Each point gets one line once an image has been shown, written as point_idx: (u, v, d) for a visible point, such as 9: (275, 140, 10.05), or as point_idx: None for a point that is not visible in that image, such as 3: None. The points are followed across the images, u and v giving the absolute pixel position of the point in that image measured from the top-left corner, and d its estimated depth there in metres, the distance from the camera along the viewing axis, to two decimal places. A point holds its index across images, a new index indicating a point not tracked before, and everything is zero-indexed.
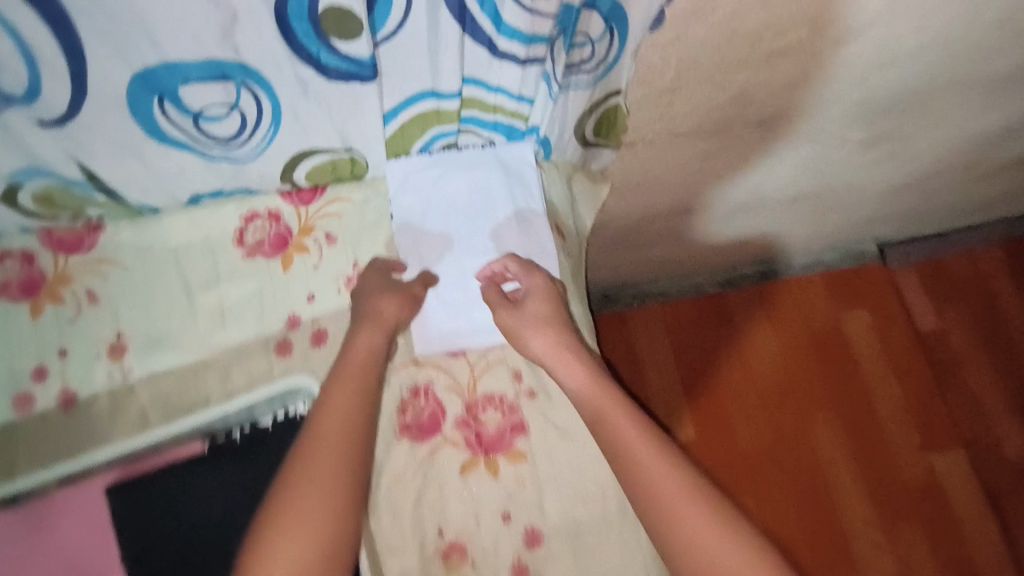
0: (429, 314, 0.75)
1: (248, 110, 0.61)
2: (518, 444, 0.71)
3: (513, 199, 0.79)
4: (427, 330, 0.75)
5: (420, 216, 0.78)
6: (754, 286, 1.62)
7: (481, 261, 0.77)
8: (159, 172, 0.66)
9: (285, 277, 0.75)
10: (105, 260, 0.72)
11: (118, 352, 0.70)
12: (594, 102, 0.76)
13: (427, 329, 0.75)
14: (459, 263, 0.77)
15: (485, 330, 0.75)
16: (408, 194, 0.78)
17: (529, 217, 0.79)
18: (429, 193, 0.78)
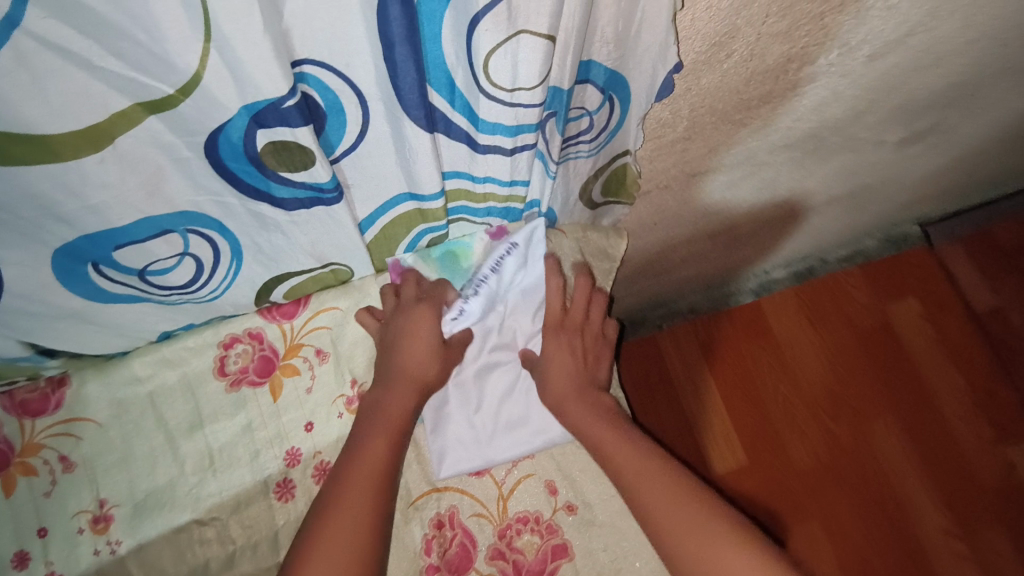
0: (447, 428, 0.65)
1: (202, 254, 0.54)
2: (565, 570, 0.61)
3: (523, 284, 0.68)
4: (446, 453, 0.64)
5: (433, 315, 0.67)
6: (788, 289, 1.51)
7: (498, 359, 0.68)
8: (115, 325, 0.58)
9: (275, 406, 0.66)
10: (76, 418, 0.64)
11: (101, 523, 0.61)
12: (598, 167, 0.66)
13: (445, 447, 0.64)
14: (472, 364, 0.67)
15: (512, 443, 0.65)
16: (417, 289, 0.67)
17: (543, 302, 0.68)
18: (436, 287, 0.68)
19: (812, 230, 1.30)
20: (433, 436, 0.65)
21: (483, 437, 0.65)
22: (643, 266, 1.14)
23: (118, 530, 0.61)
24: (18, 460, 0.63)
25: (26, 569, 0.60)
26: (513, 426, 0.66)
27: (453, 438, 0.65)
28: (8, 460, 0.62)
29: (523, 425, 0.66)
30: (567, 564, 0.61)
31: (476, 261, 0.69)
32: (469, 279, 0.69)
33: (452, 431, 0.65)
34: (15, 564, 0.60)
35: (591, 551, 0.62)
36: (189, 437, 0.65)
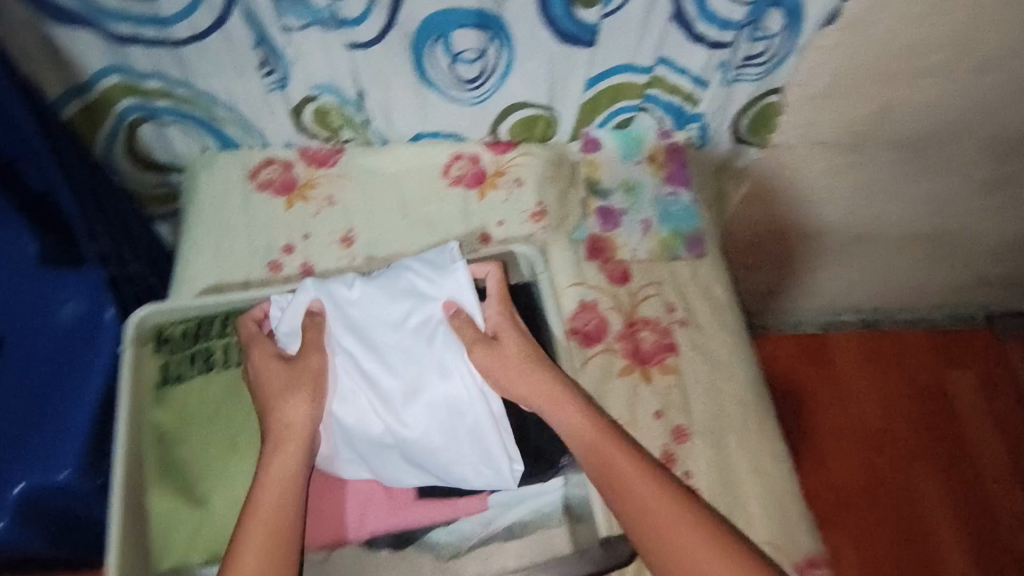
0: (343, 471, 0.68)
1: (489, 62, 0.79)
2: (669, 359, 0.79)
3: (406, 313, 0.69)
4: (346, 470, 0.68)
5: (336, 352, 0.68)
6: (854, 332, 1.66)
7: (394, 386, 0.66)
8: (406, 105, 0.85)
9: (480, 205, 0.89)
10: (342, 174, 0.89)
11: (348, 242, 0.85)
12: (754, 96, 0.89)
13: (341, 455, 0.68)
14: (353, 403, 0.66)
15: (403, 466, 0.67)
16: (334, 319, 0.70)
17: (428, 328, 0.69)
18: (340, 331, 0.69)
19: (888, 271, 1.47)
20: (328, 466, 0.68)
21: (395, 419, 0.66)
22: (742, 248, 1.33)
23: (357, 249, 0.85)
24: (300, 189, 0.88)
25: (292, 256, 0.84)
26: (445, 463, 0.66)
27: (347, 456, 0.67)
28: (293, 188, 0.89)
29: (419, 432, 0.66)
30: (672, 357, 0.80)
31: (647, 145, 0.93)
32: (638, 157, 0.92)
33: (608, 254, 0.87)
34: (284, 250, 0.84)
35: (693, 353, 0.80)
36: (416, 208, 0.88)
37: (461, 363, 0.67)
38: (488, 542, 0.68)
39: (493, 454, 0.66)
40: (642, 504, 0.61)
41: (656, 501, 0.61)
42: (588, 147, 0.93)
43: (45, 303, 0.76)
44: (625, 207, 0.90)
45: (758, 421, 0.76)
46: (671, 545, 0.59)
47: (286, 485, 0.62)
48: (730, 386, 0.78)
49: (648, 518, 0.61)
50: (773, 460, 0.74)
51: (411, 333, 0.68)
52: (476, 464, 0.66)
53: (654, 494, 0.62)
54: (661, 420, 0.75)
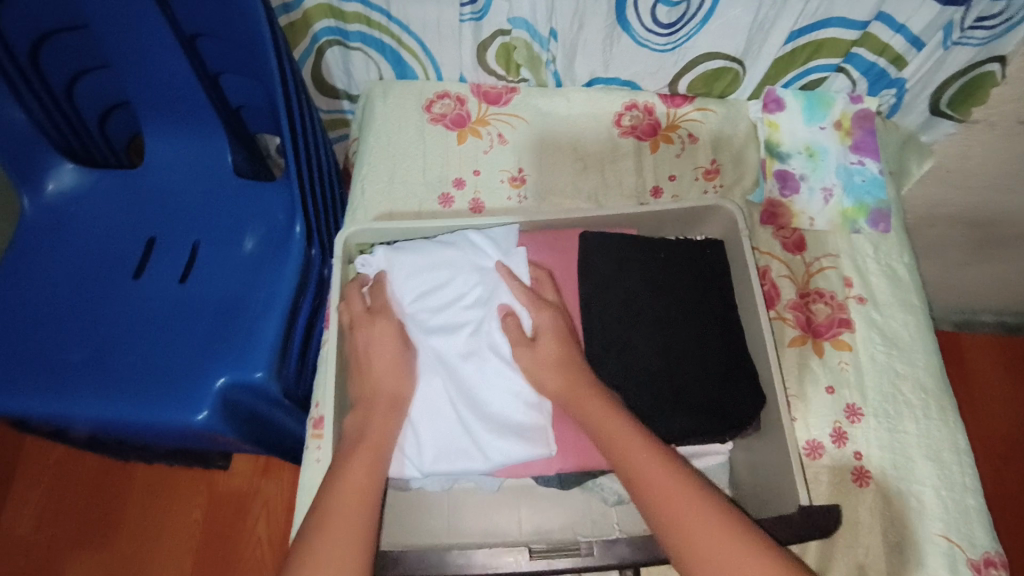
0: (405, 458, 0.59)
1: (694, 5, 0.75)
2: (844, 335, 0.76)
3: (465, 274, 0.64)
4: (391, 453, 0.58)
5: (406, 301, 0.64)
6: (991, 335, 1.55)
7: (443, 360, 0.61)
8: (593, 45, 0.82)
9: (652, 157, 0.87)
10: (514, 114, 0.89)
11: (518, 182, 0.85)
12: (971, 63, 0.81)
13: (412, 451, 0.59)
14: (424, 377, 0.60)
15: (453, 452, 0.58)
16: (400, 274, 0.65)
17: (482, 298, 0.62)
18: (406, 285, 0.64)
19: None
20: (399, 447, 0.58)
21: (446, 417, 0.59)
22: None
23: (527, 190, 0.85)
24: (472, 125, 0.88)
25: (463, 190, 0.85)
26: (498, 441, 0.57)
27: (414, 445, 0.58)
28: (466, 123, 0.89)
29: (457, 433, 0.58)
30: (848, 333, 0.77)
31: (835, 110, 0.88)
32: (824, 122, 0.87)
33: (784, 220, 0.83)
34: (455, 184, 0.85)
35: (869, 331, 0.76)
36: (588, 155, 0.88)
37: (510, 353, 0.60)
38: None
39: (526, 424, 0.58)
40: (634, 469, 0.51)
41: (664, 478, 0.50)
42: (769, 107, 0.88)
43: (246, 219, 0.81)
44: (805, 174, 0.85)
45: (937, 410, 0.72)
46: (660, 511, 0.49)
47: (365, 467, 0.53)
48: (909, 371, 0.74)
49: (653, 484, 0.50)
50: (953, 453, 0.70)
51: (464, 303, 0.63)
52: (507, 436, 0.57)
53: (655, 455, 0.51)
54: (833, 396, 0.73)
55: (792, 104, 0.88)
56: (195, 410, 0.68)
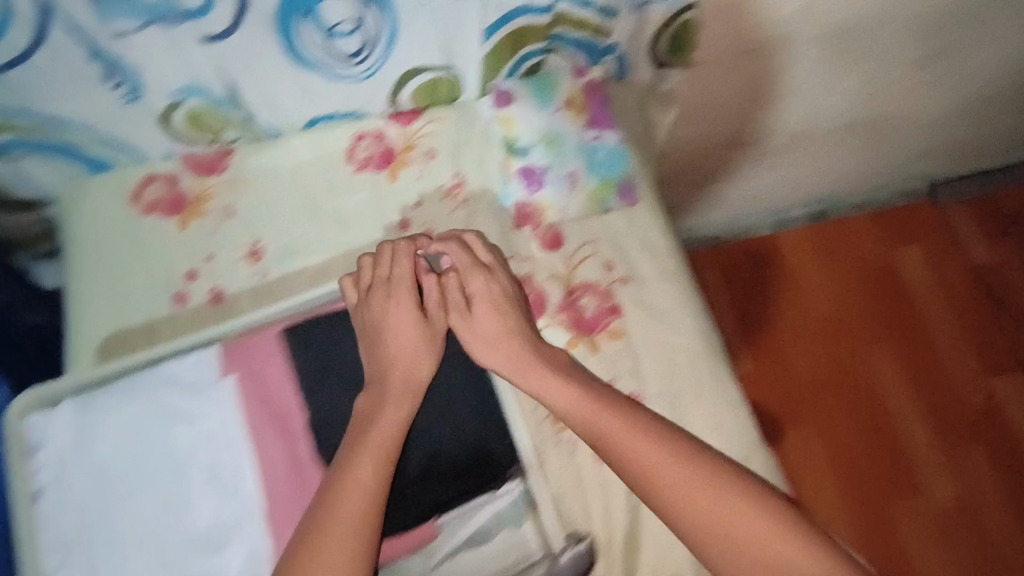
0: None
1: (370, 31, 0.69)
2: (615, 323, 0.76)
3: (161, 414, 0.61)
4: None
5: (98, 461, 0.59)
6: (803, 228, 1.66)
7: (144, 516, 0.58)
8: (288, 91, 0.75)
9: (392, 187, 0.82)
10: (236, 179, 0.81)
11: (256, 256, 0.78)
12: (669, 16, 0.81)
13: None
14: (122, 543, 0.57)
15: None
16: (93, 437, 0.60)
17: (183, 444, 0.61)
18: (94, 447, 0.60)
19: (828, 162, 1.44)
20: None
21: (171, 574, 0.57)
22: (680, 170, 1.29)
23: (268, 262, 0.78)
24: (192, 205, 0.79)
25: (197, 282, 0.76)
26: None
27: None
28: (184, 206, 0.79)
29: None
30: (618, 320, 0.76)
31: (562, 88, 0.84)
32: (554, 103, 0.84)
33: (537, 220, 0.82)
34: (188, 278, 0.76)
35: (637, 312, 0.76)
36: (325, 203, 0.81)
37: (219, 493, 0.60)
38: (454, 556, 0.62)
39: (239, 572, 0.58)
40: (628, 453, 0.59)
41: (660, 460, 0.58)
42: (499, 100, 0.83)
43: None
44: (548, 164, 0.82)
45: (712, 371, 0.74)
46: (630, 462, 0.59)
47: None
48: (680, 339, 0.76)
49: (681, 499, 0.57)
50: (730, 409, 0.72)
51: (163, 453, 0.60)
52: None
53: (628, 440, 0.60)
54: (614, 390, 0.73)
55: (520, 92, 0.83)
56: None
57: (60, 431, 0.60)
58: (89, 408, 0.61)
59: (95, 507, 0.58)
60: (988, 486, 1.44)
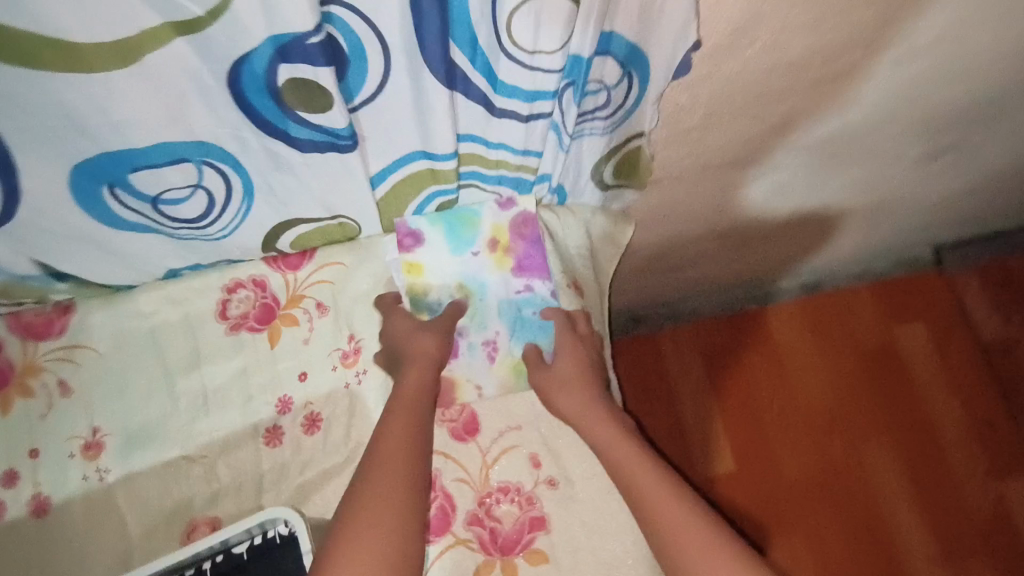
0: None
1: (215, 188, 0.54)
2: (538, 542, 0.61)
3: None
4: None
5: None
6: (792, 302, 1.51)
7: None
8: (126, 254, 0.59)
9: (272, 353, 0.67)
10: (77, 346, 0.66)
11: (93, 451, 0.63)
12: (612, 147, 0.66)
13: None
14: None
15: None
16: None
17: None
18: None
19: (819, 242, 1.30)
20: None
21: None
22: (648, 262, 1.13)
23: (108, 458, 0.63)
24: (19, 380, 0.64)
25: (16, 489, 0.61)
26: None
27: None
28: (9, 381, 0.64)
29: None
30: (542, 537, 0.61)
31: (483, 228, 0.70)
32: (473, 244, 0.69)
33: (450, 399, 0.67)
34: (4, 482, 0.61)
35: (565, 524, 0.62)
36: (185, 377, 0.66)
37: None
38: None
39: None
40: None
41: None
42: (407, 242, 0.69)
43: None
44: (463, 325, 0.68)
45: None
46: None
47: None
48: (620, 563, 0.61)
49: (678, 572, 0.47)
50: None
51: None
52: None
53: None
54: None
55: (432, 233, 0.69)
56: None
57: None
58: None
59: None
60: None
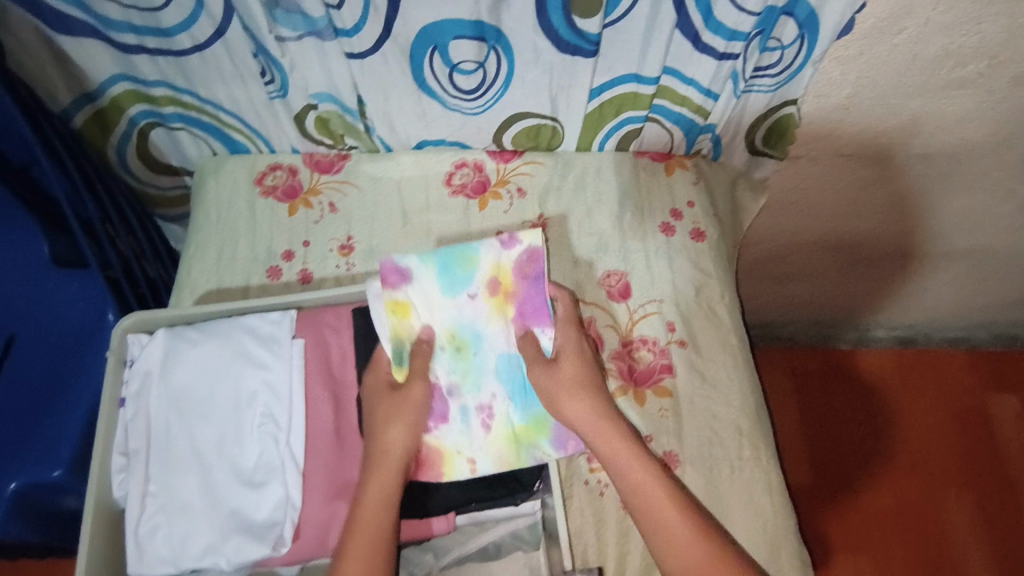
0: (193, 541, 0.57)
1: (490, 70, 0.76)
2: (665, 381, 0.77)
3: (237, 371, 0.61)
4: (147, 555, 0.57)
5: (164, 390, 0.61)
6: (888, 350, 1.58)
7: (213, 437, 0.60)
8: (408, 113, 0.83)
9: (480, 214, 0.89)
10: (346, 181, 0.90)
11: (346, 250, 0.86)
12: (770, 108, 0.85)
13: (199, 537, 0.57)
14: (204, 467, 0.59)
15: (201, 536, 0.57)
16: (173, 373, 0.61)
17: (251, 401, 0.60)
18: (172, 380, 0.61)
19: (923, 287, 1.40)
20: (143, 530, 0.58)
21: (220, 518, 0.58)
22: (761, 261, 1.29)
23: (356, 257, 0.86)
24: (303, 195, 0.89)
25: (292, 262, 0.85)
26: (242, 541, 0.57)
27: (167, 532, 0.58)
28: (297, 194, 0.89)
29: (211, 530, 0.57)
30: (668, 379, 0.77)
31: (479, 270, 0.66)
32: (469, 287, 0.66)
33: (433, 473, 0.63)
34: (284, 256, 0.85)
35: (688, 374, 0.77)
36: (416, 217, 0.89)
37: (283, 445, 0.59)
38: (463, 562, 0.66)
39: (263, 521, 0.57)
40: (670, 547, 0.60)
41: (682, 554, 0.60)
42: (392, 280, 0.64)
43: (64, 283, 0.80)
44: (455, 381, 0.65)
45: (753, 447, 0.74)
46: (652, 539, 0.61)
47: (174, 548, 0.57)
48: (727, 412, 0.75)
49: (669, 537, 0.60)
50: (766, 493, 0.71)
51: (221, 405, 0.60)
52: (239, 543, 0.56)
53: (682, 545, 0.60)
54: (652, 445, 0.73)
55: (422, 271, 0.65)
56: None
57: (149, 347, 0.63)
58: (174, 335, 0.63)
59: (163, 432, 0.60)
60: None
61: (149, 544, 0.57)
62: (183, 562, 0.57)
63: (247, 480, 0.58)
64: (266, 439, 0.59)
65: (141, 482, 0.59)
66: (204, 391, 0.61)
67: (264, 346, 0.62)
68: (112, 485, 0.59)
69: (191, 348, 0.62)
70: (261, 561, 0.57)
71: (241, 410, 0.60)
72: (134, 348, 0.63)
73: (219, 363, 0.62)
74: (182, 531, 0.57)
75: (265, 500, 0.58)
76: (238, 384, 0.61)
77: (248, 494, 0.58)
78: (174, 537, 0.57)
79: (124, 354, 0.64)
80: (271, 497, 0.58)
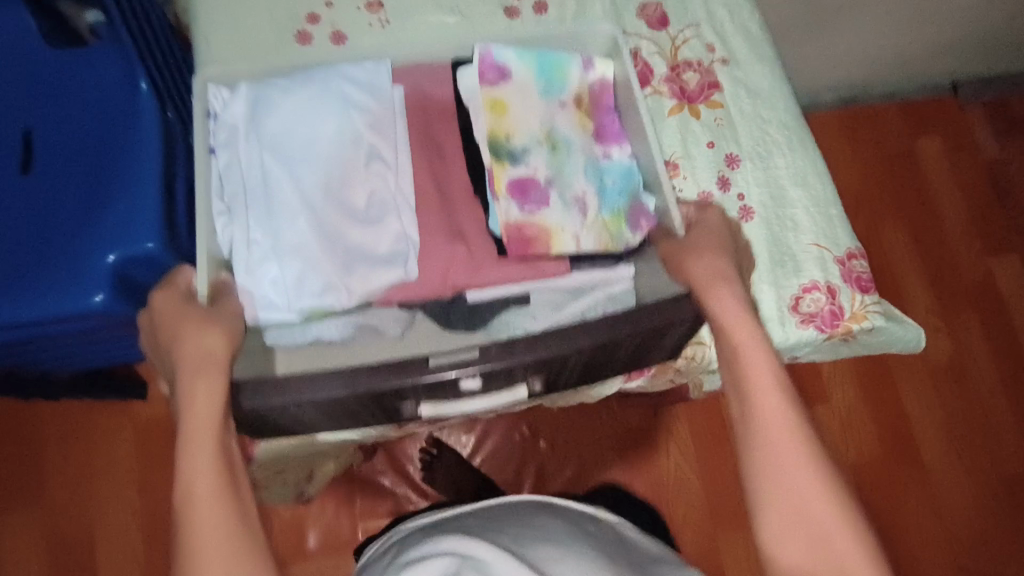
0: (313, 275, 0.61)
1: None
2: (715, 96, 0.81)
3: (336, 117, 0.63)
4: (258, 296, 0.61)
5: (259, 136, 0.63)
6: (831, 112, 1.58)
7: (316, 178, 0.62)
8: None
9: None
10: None
11: (375, 7, 0.81)
12: None
13: (318, 273, 0.61)
14: (313, 211, 0.62)
15: (317, 272, 0.61)
16: (266, 120, 0.63)
17: (354, 141, 0.64)
18: (267, 126, 0.63)
19: (886, 41, 1.38)
20: (253, 271, 0.61)
21: (338, 256, 0.61)
22: None
23: (387, 12, 0.81)
24: None
25: (319, 24, 0.79)
26: (371, 270, 0.61)
27: (276, 273, 0.61)
28: None
29: (329, 271, 0.61)
30: (717, 94, 0.82)
31: (571, 81, 0.69)
32: (563, 95, 0.69)
33: (543, 246, 0.63)
34: (309, 19, 0.79)
35: (734, 87, 0.82)
36: None
37: (393, 184, 0.64)
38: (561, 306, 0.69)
39: (385, 256, 0.62)
40: (777, 467, 0.54)
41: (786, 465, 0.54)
42: (488, 75, 0.67)
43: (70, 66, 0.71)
44: (550, 174, 0.65)
45: (800, 143, 0.81)
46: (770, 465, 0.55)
47: (291, 290, 0.60)
48: (773, 117, 0.82)
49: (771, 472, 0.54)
50: (815, 176, 0.80)
51: (321, 149, 0.63)
52: (365, 274, 0.61)
53: (787, 461, 0.54)
54: (714, 149, 0.79)
55: (518, 70, 0.68)
56: (87, 294, 0.64)
57: (233, 103, 0.65)
58: (262, 89, 0.65)
59: (261, 177, 0.62)
60: (982, 352, 1.43)
61: (268, 291, 0.61)
62: (298, 299, 0.60)
63: (364, 218, 0.63)
64: (377, 176, 0.64)
65: (244, 229, 0.62)
66: (302, 139, 0.63)
67: (363, 90, 0.65)
68: (216, 235, 0.63)
69: (284, 96, 0.64)
70: (383, 291, 0.62)
71: (346, 149, 0.63)
72: (216, 101, 0.66)
73: (314, 108, 0.64)
74: (296, 271, 0.60)
75: (385, 230, 0.63)
76: (338, 130, 0.63)
77: (366, 228, 0.63)
78: (289, 278, 0.60)
79: (207, 108, 0.66)
80: (386, 224, 0.63)
